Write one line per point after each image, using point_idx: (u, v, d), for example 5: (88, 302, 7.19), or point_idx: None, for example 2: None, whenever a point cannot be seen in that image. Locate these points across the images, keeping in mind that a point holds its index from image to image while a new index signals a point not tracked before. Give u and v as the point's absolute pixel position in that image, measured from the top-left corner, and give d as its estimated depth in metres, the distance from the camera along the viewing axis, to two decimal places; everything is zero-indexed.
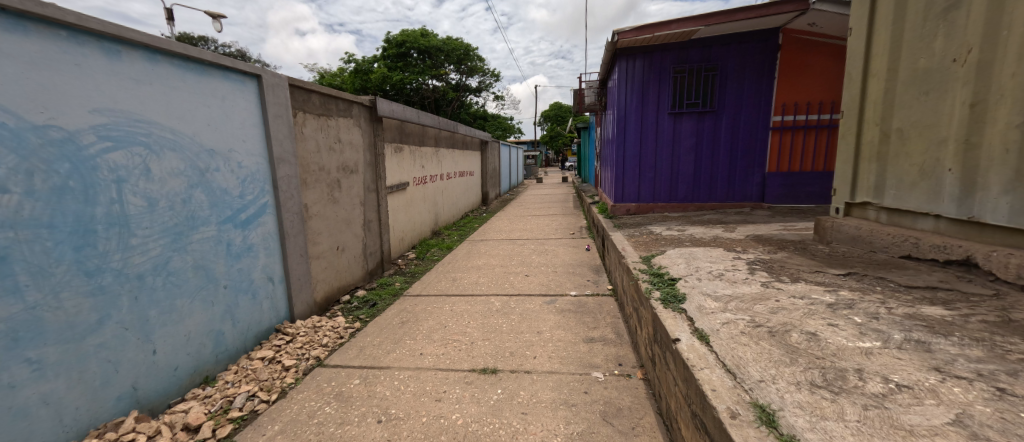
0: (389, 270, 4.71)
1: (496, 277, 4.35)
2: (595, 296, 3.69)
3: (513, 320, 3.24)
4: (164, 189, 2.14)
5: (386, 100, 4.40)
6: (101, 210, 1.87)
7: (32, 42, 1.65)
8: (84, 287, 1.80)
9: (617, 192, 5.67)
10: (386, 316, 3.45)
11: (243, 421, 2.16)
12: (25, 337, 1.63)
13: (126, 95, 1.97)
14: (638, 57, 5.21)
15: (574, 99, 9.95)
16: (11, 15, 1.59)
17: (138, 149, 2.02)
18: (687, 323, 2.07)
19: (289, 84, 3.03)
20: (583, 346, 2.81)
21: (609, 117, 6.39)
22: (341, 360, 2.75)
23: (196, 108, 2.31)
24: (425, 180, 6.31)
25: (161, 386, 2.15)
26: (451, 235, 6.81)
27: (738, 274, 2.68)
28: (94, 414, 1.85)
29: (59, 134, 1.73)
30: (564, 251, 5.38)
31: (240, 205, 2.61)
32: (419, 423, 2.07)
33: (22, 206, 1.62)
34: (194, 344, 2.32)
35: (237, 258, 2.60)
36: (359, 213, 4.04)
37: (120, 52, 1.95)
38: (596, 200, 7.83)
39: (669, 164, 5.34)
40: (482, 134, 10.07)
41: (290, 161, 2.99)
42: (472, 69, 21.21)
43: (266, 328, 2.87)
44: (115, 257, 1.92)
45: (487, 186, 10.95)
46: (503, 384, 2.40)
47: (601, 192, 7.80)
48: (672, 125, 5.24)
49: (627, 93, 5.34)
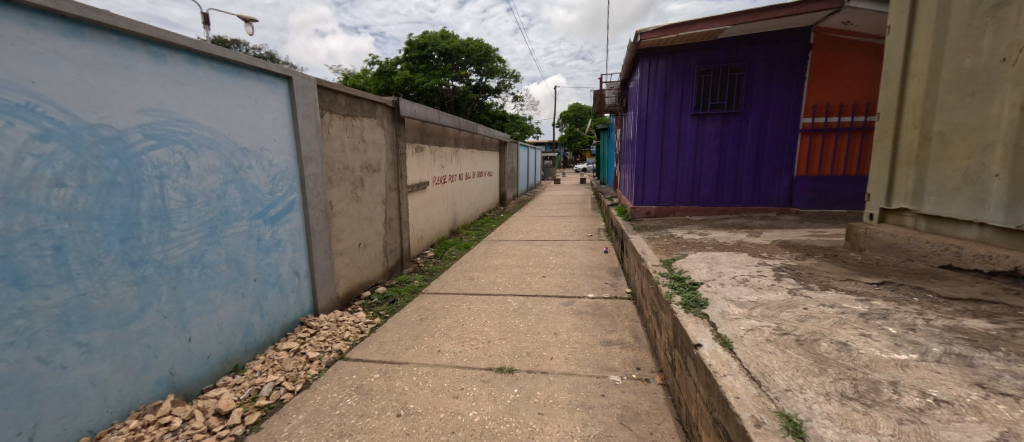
0: (407, 268, 4.79)
1: (514, 278, 4.37)
2: (613, 299, 3.65)
3: (530, 321, 3.24)
4: (201, 185, 2.26)
5: (408, 102, 4.50)
6: (145, 204, 2.00)
7: (87, 46, 1.78)
8: (129, 276, 1.93)
9: (637, 195, 5.58)
10: (405, 313, 3.52)
11: (269, 409, 2.25)
12: (77, 322, 1.76)
13: (169, 96, 2.09)
14: (661, 58, 5.13)
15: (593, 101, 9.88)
16: (69, 21, 1.73)
17: (179, 147, 2.14)
18: (709, 329, 2.02)
19: (317, 86, 3.14)
20: (600, 349, 2.78)
21: (630, 118, 6.31)
22: (361, 354, 2.83)
23: (231, 108, 2.43)
24: (445, 179, 6.39)
25: (195, 373, 2.28)
26: (469, 235, 6.87)
27: (763, 280, 2.60)
28: (134, 396, 1.98)
29: (109, 133, 1.85)
30: (581, 253, 5.34)
31: (270, 202, 2.73)
32: (437, 419, 2.11)
33: (76, 200, 1.75)
34: (225, 334, 2.43)
35: (267, 252, 2.72)
36: (381, 211, 4.15)
37: (164, 55, 2.07)
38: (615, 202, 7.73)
39: (691, 167, 5.22)
40: (500, 135, 10.13)
41: (317, 160, 3.10)
42: (491, 70, 21.29)
43: (292, 321, 2.98)
44: (156, 249, 2.04)
45: (505, 188, 11.01)
46: (520, 383, 2.41)
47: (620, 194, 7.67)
48: (696, 126, 5.12)
49: (649, 94, 5.26)
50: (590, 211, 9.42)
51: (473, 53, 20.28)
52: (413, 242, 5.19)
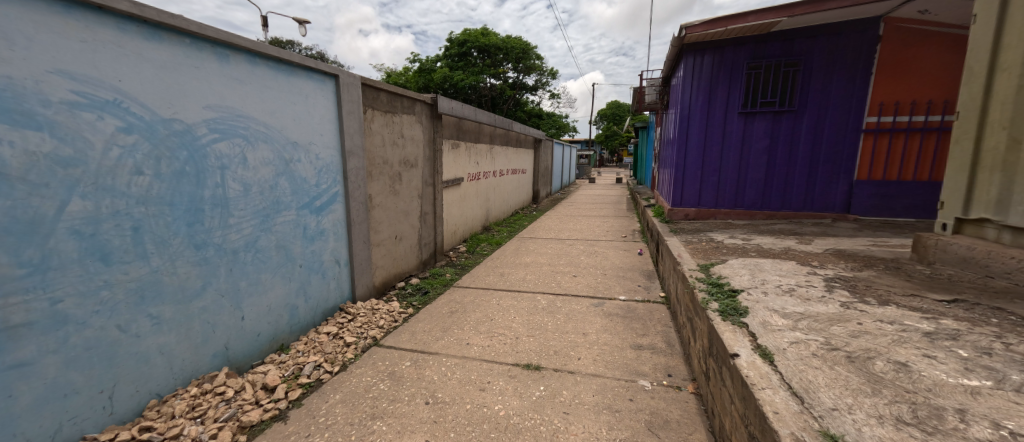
0: (440, 262, 4.92)
1: (544, 276, 4.36)
2: (645, 303, 3.55)
3: (558, 320, 3.23)
4: (256, 176, 2.44)
5: (446, 99, 4.59)
6: (208, 192, 2.19)
7: (164, 48, 1.96)
8: (192, 257, 2.12)
9: (675, 196, 5.36)
10: (437, 304, 3.62)
11: (310, 387, 2.41)
12: (150, 295, 1.96)
13: (231, 93, 2.27)
14: (707, 53, 4.88)
15: (632, 99, 9.58)
16: (150, 26, 1.92)
17: (239, 140, 2.33)
18: (748, 338, 1.92)
19: (362, 83, 3.28)
20: (630, 352, 2.72)
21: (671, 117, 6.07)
22: (394, 341, 2.95)
23: (284, 105, 2.60)
24: (479, 175, 6.46)
25: (247, 348, 2.48)
26: (501, 231, 6.92)
27: (812, 291, 2.43)
28: (195, 366, 2.20)
29: (181, 127, 2.04)
30: (615, 254, 5.22)
31: (316, 193, 2.89)
32: (463, 410, 2.16)
33: (151, 187, 1.94)
34: (273, 315, 2.63)
35: (311, 240, 2.89)
36: (417, 205, 4.28)
37: (229, 56, 2.25)
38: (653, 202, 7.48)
39: (736, 167, 4.94)
40: (536, 132, 10.11)
41: (359, 155, 3.24)
42: (530, 68, 21.18)
43: (332, 306, 3.16)
44: (217, 234, 2.24)
45: (539, 185, 10.97)
46: (546, 381, 2.41)
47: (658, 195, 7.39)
48: (743, 124, 4.82)
49: (693, 90, 5.03)
50: (626, 211, 9.19)
51: (511, 50, 20.24)
52: (447, 236, 5.31)
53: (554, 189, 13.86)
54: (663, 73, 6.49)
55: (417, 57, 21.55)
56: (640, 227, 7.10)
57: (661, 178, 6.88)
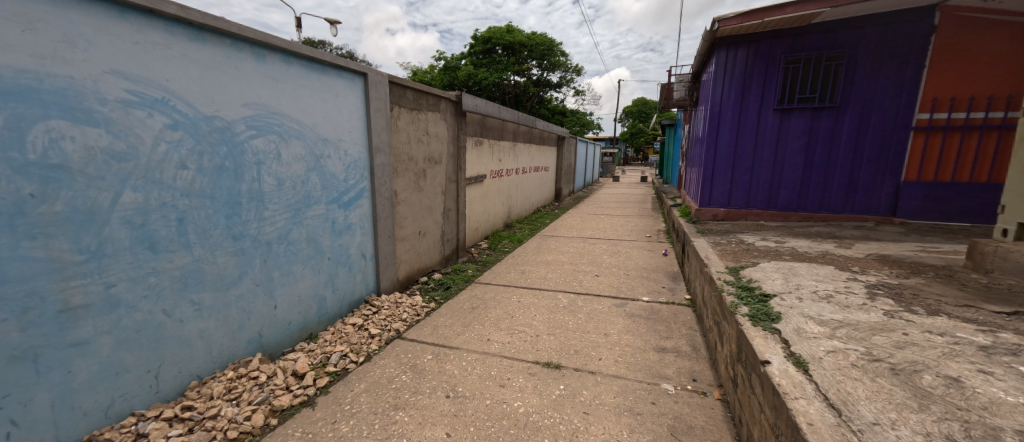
0: (462, 258, 4.96)
1: (565, 274, 4.32)
2: (669, 305, 3.45)
3: (579, 319, 3.20)
4: (289, 171, 2.54)
5: (471, 96, 4.61)
6: (245, 186, 2.29)
7: (207, 49, 2.07)
8: (231, 247, 2.24)
9: (704, 195, 5.18)
10: (458, 300, 3.66)
11: (336, 376, 2.49)
12: (192, 283, 2.08)
13: (267, 92, 2.37)
14: (742, 46, 4.68)
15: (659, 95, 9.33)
16: (195, 28, 2.02)
17: (274, 137, 2.43)
18: (781, 345, 1.83)
19: (389, 81, 3.34)
20: (653, 355, 2.66)
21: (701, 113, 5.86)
22: (416, 335, 3.01)
23: (316, 102, 2.69)
24: (501, 173, 6.47)
25: (279, 336, 2.60)
26: (522, 229, 6.90)
27: (852, 298, 2.29)
28: (231, 351, 2.32)
29: (221, 124, 2.15)
30: (639, 254, 5.11)
31: (344, 189, 2.98)
32: (483, 405, 2.18)
33: (194, 180, 2.06)
34: (303, 305, 2.74)
35: (340, 234, 2.98)
36: (440, 201, 4.33)
37: (265, 55, 2.34)
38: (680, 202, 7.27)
39: (770, 166, 4.72)
40: (559, 130, 10.00)
41: (385, 151, 3.32)
42: (554, 64, 20.92)
43: (357, 298, 3.25)
44: (252, 226, 2.35)
45: (561, 184, 10.87)
46: (566, 380, 2.40)
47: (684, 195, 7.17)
48: (779, 121, 4.59)
49: (726, 86, 4.83)
50: (651, 211, 8.98)
51: (536, 47, 20.02)
52: (469, 233, 5.35)
53: (577, 187, 13.70)
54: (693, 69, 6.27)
55: (442, 55, 21.63)
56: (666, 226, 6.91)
57: (689, 177, 6.68)
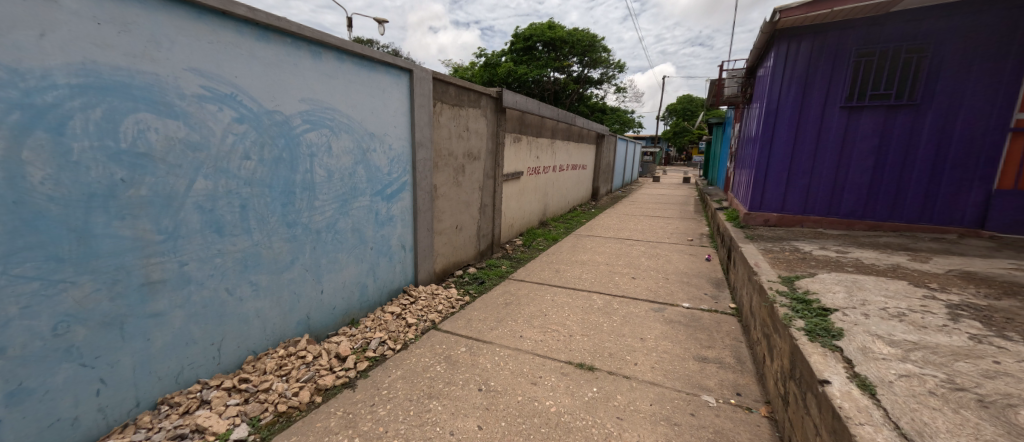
0: (496, 253, 5.00)
1: (601, 275, 4.23)
2: (712, 313, 3.28)
3: (614, 322, 3.12)
4: (339, 164, 2.68)
5: (511, 93, 4.60)
6: (299, 177, 2.44)
7: (270, 48, 2.21)
8: (285, 234, 2.40)
9: (755, 199, 4.84)
10: (492, 295, 3.70)
11: (375, 361, 2.60)
12: (251, 265, 2.25)
13: (321, 88, 2.50)
14: (807, 38, 4.30)
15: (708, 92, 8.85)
16: (261, 28, 2.17)
17: (325, 131, 2.56)
18: (843, 365, 1.68)
19: (432, 78, 3.41)
20: (693, 364, 2.54)
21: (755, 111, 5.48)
22: (451, 327, 3.07)
23: (364, 98, 2.80)
24: (538, 170, 6.42)
25: (324, 320, 2.75)
26: (558, 227, 6.83)
27: (928, 318, 2.06)
28: (283, 330, 2.49)
29: (280, 118, 2.30)
30: (680, 258, 4.90)
31: (387, 182, 3.09)
32: (515, 401, 2.19)
33: (256, 170, 2.22)
34: (346, 291, 2.88)
35: (382, 225, 3.10)
36: (478, 197, 4.38)
37: (320, 53, 2.47)
38: (727, 204, 6.88)
39: (834, 169, 4.33)
40: (600, 127, 9.77)
41: (427, 146, 3.40)
42: (597, 60, 20.40)
43: (396, 288, 3.37)
44: (304, 214, 2.50)
45: (599, 183, 10.63)
46: (599, 383, 2.35)
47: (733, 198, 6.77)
48: (847, 120, 4.19)
49: (786, 81, 4.46)
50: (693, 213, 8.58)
51: (577, 43, 19.60)
52: (504, 229, 5.38)
53: (615, 187, 13.34)
54: (748, 64, 5.87)
55: (483, 53, 21.69)
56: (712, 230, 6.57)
57: (738, 179, 6.29)
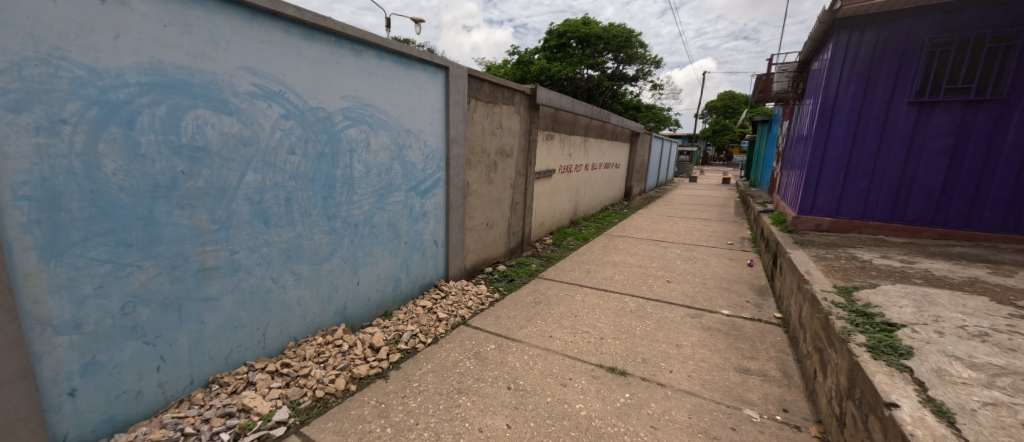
0: (526, 252, 4.98)
1: (634, 277, 4.11)
2: (754, 322, 3.10)
3: (648, 326, 3.01)
4: (376, 160, 2.75)
5: (545, 90, 4.55)
6: (339, 171, 2.53)
7: (315, 47, 2.30)
8: (325, 226, 2.49)
9: (806, 202, 4.52)
10: (522, 293, 3.68)
11: (406, 353, 2.65)
12: (294, 255, 2.36)
13: (361, 85, 2.57)
14: (871, 28, 3.95)
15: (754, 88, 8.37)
16: (307, 28, 2.26)
17: (365, 127, 2.63)
18: (913, 387, 1.53)
19: (468, 75, 3.43)
20: (734, 376, 2.41)
21: (808, 107, 5.11)
22: (480, 323, 3.09)
23: (402, 95, 2.85)
24: (570, 168, 6.32)
25: (359, 310, 2.84)
26: (589, 226, 6.70)
27: (1015, 340, 1.84)
28: (321, 319, 2.59)
29: (323, 114, 2.38)
30: (720, 262, 4.66)
31: (422, 178, 3.14)
32: (544, 402, 2.17)
33: (300, 165, 2.31)
34: (381, 283, 2.96)
35: (416, 221, 3.16)
36: (509, 194, 4.37)
37: (361, 52, 2.54)
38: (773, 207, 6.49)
39: (899, 172, 3.97)
40: (635, 125, 9.49)
41: (461, 143, 3.43)
42: (633, 56, 19.83)
43: (427, 282, 3.43)
44: (343, 208, 2.58)
45: (632, 182, 10.34)
46: (632, 389, 2.28)
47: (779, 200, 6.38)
48: (916, 117, 3.82)
49: (845, 75, 4.12)
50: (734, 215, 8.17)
51: (612, 39, 19.12)
52: (534, 227, 5.35)
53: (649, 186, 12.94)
54: (801, 57, 5.48)
55: (517, 50, 21.56)
56: (755, 234, 6.22)
57: (786, 180, 5.91)
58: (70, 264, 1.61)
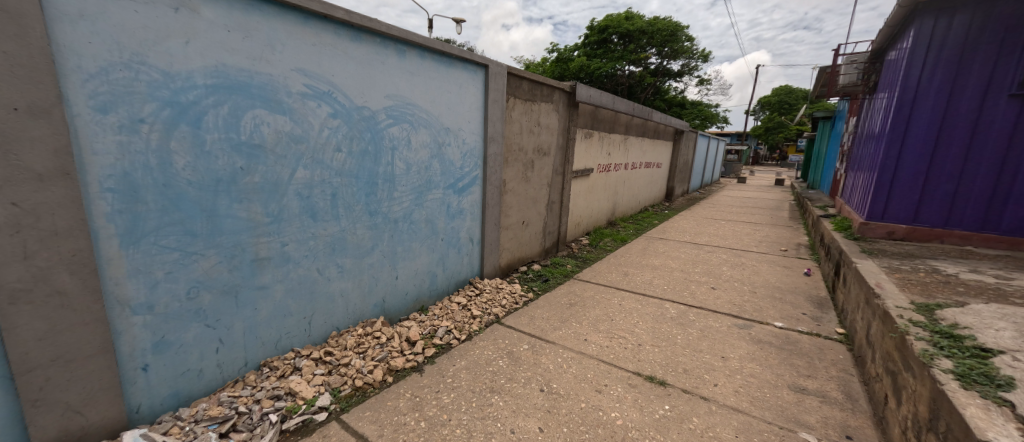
0: (562, 252, 4.90)
1: (675, 282, 3.92)
2: (811, 337, 2.85)
3: (690, 335, 2.86)
4: (416, 157, 2.80)
5: (585, 87, 4.44)
6: (381, 168, 2.60)
7: (361, 48, 2.37)
8: (367, 222, 2.57)
9: (875, 207, 4.12)
10: (556, 294, 3.62)
11: (441, 348, 2.68)
12: (338, 249, 2.45)
13: (403, 85, 2.62)
14: (960, 13, 3.51)
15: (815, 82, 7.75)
16: (355, 30, 2.33)
17: (406, 125, 2.69)
18: (1015, 424, 1.34)
19: (507, 73, 3.42)
20: (788, 394, 2.23)
21: (880, 102, 4.64)
22: (514, 322, 3.06)
23: (442, 93, 2.89)
24: (609, 167, 6.14)
25: (397, 304, 2.91)
26: (627, 228, 6.49)
27: None
28: (361, 311, 2.68)
29: (368, 113, 2.45)
30: (771, 269, 4.35)
31: (459, 175, 3.16)
32: (578, 407, 2.11)
33: (345, 162, 2.40)
34: (418, 279, 3.01)
35: (452, 218, 3.19)
36: (546, 193, 4.32)
37: (404, 51, 2.59)
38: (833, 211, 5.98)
39: (991, 174, 3.52)
40: (678, 123, 9.07)
41: (499, 141, 3.42)
42: (678, 50, 18.98)
43: (462, 279, 3.46)
44: (384, 204, 2.65)
45: (674, 182, 9.92)
46: (672, 401, 2.17)
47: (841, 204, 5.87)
48: (1016, 113, 3.37)
49: (927, 67, 3.70)
50: (788, 219, 7.62)
51: (657, 33, 18.30)
52: (570, 227, 5.25)
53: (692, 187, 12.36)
54: (873, 47, 4.99)
55: (556, 47, 21.24)
56: (812, 240, 5.76)
57: (851, 183, 5.42)
58: (145, 251, 1.74)
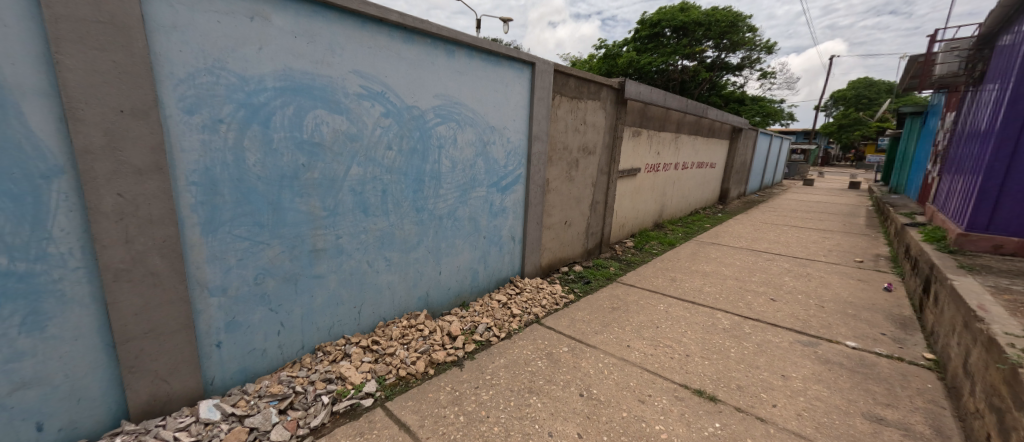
0: (605, 254, 4.75)
1: (729, 291, 3.66)
2: (891, 360, 2.54)
3: (745, 349, 2.65)
4: (462, 155, 2.83)
5: (635, 83, 4.26)
6: (428, 166, 2.65)
7: (413, 49, 2.42)
8: (414, 218, 2.63)
9: (977, 215, 3.59)
10: (599, 296, 3.51)
11: (480, 345, 2.69)
12: (386, 244, 2.53)
13: (452, 84, 2.66)
14: None
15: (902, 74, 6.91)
16: (408, 32, 2.39)
17: (453, 124, 2.72)
18: None
19: (554, 70, 3.37)
20: (863, 424, 1.99)
21: (988, 96, 4.03)
22: (555, 323, 3.01)
23: (489, 92, 2.90)
24: (658, 167, 5.87)
25: (439, 299, 2.96)
26: (676, 231, 6.17)
27: None
28: (406, 304, 2.75)
29: (417, 113, 2.51)
30: (843, 282, 3.93)
31: (503, 174, 3.16)
32: (619, 416, 2.02)
33: (395, 160, 2.47)
34: (460, 275, 3.05)
35: (495, 216, 3.19)
36: (590, 193, 4.21)
37: (453, 51, 2.62)
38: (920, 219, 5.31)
39: None
40: (736, 120, 8.48)
41: (543, 139, 3.38)
42: (738, 43, 17.82)
43: (503, 277, 3.46)
44: (430, 201, 2.70)
45: (729, 184, 9.30)
46: (723, 419, 2.02)
47: (931, 211, 5.20)
48: None
49: None
50: (863, 227, 6.88)
51: (715, 25, 17.30)
52: (614, 228, 5.09)
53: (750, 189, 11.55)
54: (980, 32, 4.35)
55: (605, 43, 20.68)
56: (892, 250, 5.16)
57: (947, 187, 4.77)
58: (221, 239, 1.89)
